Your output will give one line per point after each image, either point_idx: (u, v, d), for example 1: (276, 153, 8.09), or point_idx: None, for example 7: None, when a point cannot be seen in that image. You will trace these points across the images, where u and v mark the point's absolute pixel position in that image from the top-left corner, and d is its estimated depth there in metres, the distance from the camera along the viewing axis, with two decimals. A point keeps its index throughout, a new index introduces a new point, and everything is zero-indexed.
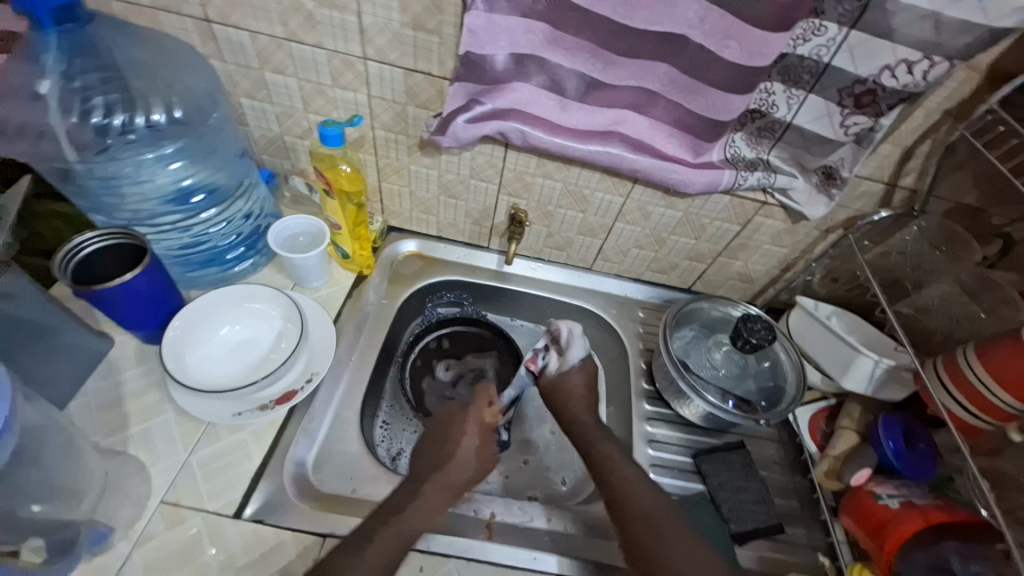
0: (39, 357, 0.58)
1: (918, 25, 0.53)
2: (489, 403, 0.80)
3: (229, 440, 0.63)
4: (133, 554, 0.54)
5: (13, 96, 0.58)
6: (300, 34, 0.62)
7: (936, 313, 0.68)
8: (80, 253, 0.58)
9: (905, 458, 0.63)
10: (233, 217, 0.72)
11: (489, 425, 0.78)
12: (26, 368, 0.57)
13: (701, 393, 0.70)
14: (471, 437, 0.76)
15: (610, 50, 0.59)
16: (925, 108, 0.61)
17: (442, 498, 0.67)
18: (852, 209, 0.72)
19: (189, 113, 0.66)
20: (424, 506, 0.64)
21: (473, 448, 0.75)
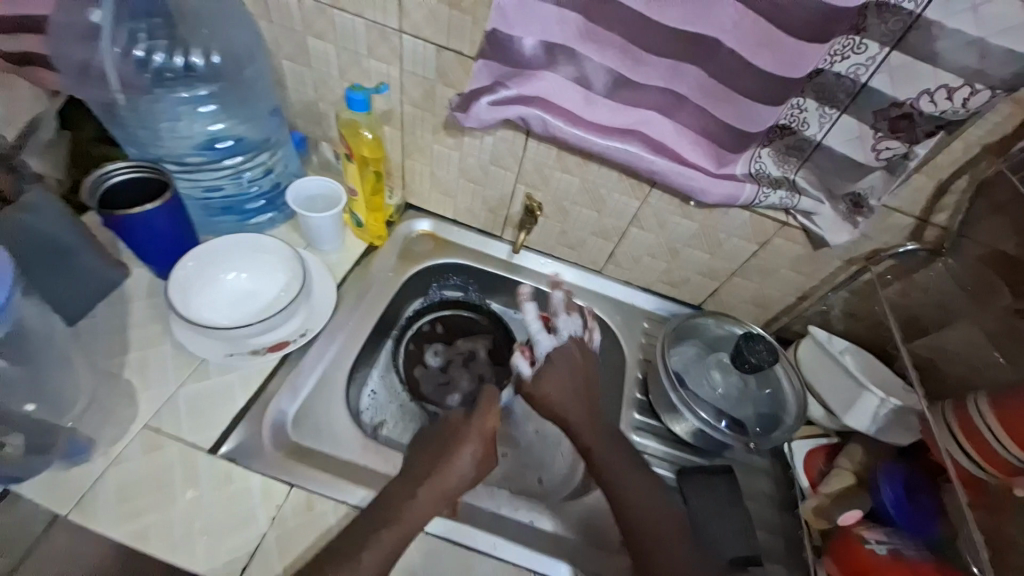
0: (57, 277, 0.61)
1: (963, 52, 0.51)
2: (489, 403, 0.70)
3: (217, 379, 0.65)
4: (108, 473, 0.56)
5: (71, 26, 0.62)
6: (343, 2, 0.64)
7: (954, 358, 0.63)
8: (108, 182, 0.62)
9: (903, 509, 0.59)
10: (255, 170, 0.75)
11: (489, 433, 0.66)
12: (42, 284, 0.60)
13: (692, 408, 0.68)
14: (466, 449, 0.64)
15: (640, 47, 0.59)
16: (965, 140, 0.58)
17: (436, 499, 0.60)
18: (878, 242, 0.69)
19: (225, 62, 0.68)
20: (419, 512, 0.57)
21: (467, 461, 0.63)
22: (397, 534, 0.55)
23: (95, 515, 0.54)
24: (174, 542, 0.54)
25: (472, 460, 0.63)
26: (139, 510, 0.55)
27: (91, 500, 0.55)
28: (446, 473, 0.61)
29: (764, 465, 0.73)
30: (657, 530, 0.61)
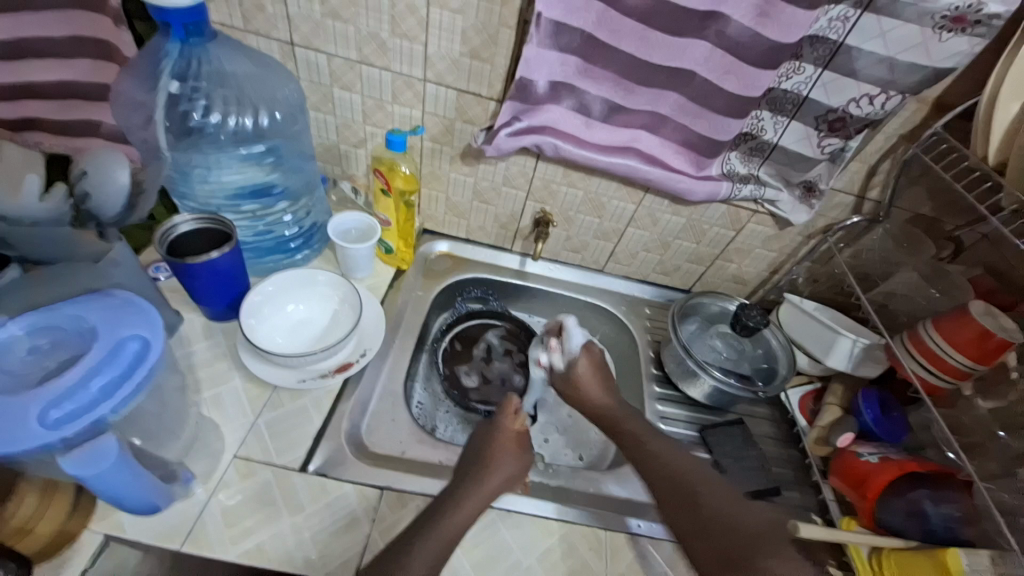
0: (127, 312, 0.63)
1: (877, 67, 0.67)
2: (513, 412, 0.78)
3: (292, 405, 0.70)
4: (212, 500, 0.61)
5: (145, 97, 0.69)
6: (371, 58, 0.73)
7: (901, 298, 0.82)
8: (173, 233, 0.68)
9: (881, 423, 0.76)
10: (298, 212, 0.82)
11: (519, 432, 0.76)
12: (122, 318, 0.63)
13: (709, 369, 0.81)
14: (504, 447, 0.72)
15: (630, 80, 0.71)
16: (885, 133, 0.74)
17: (475, 503, 0.63)
18: (829, 217, 0.85)
19: (281, 119, 0.77)
20: (481, 491, 0.64)
21: (504, 458, 0.70)
22: (478, 497, 0.63)
23: (207, 542, 0.58)
24: (288, 551, 0.59)
25: (508, 452, 0.71)
26: (248, 530, 0.60)
27: (200, 529, 0.59)
28: (491, 464, 0.68)
29: (766, 412, 0.88)
30: (665, 452, 0.69)
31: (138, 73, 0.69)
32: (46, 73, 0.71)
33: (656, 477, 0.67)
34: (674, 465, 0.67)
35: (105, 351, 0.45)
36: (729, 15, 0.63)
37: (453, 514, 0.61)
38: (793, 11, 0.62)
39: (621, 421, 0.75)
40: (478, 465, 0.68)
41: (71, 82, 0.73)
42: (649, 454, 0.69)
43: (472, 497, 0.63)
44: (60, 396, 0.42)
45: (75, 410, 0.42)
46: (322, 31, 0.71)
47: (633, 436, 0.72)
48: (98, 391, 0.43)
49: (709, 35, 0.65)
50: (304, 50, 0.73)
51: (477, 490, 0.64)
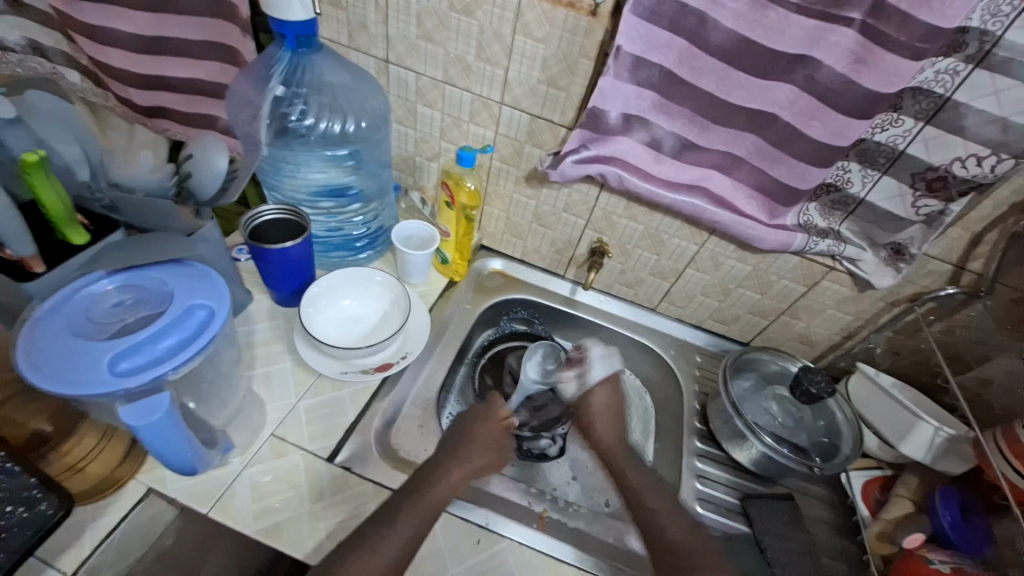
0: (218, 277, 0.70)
1: (988, 127, 0.60)
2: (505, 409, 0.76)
3: (332, 394, 0.73)
4: (245, 471, 0.64)
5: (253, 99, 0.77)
6: (455, 78, 0.78)
7: (1003, 389, 0.72)
8: (256, 221, 0.74)
9: (960, 530, 0.65)
10: (369, 214, 0.88)
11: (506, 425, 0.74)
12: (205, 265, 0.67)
13: (759, 434, 0.75)
14: (483, 440, 0.70)
15: (707, 118, 0.69)
16: (993, 200, 0.67)
17: (459, 479, 0.64)
18: (918, 285, 0.77)
19: (365, 128, 0.83)
20: (448, 484, 0.63)
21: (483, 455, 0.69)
22: (450, 477, 0.64)
23: (232, 512, 0.61)
24: (301, 538, 0.60)
25: (492, 440, 0.71)
26: (269, 509, 0.62)
27: (228, 498, 0.62)
28: (467, 456, 0.67)
29: (822, 493, 0.79)
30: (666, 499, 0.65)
31: (253, 74, 0.77)
32: (181, 70, 0.83)
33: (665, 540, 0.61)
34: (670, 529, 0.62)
35: (175, 315, 0.50)
36: (821, 59, 0.60)
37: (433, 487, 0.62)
38: (895, 59, 0.57)
39: (640, 491, 0.66)
40: (453, 455, 0.66)
41: (198, 80, 0.84)
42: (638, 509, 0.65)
43: (437, 489, 0.62)
44: (130, 350, 0.46)
45: (140, 364, 0.46)
46: (414, 52, 0.76)
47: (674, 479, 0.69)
48: (162, 350, 0.47)
49: (797, 79, 0.62)
50: (396, 67, 0.79)
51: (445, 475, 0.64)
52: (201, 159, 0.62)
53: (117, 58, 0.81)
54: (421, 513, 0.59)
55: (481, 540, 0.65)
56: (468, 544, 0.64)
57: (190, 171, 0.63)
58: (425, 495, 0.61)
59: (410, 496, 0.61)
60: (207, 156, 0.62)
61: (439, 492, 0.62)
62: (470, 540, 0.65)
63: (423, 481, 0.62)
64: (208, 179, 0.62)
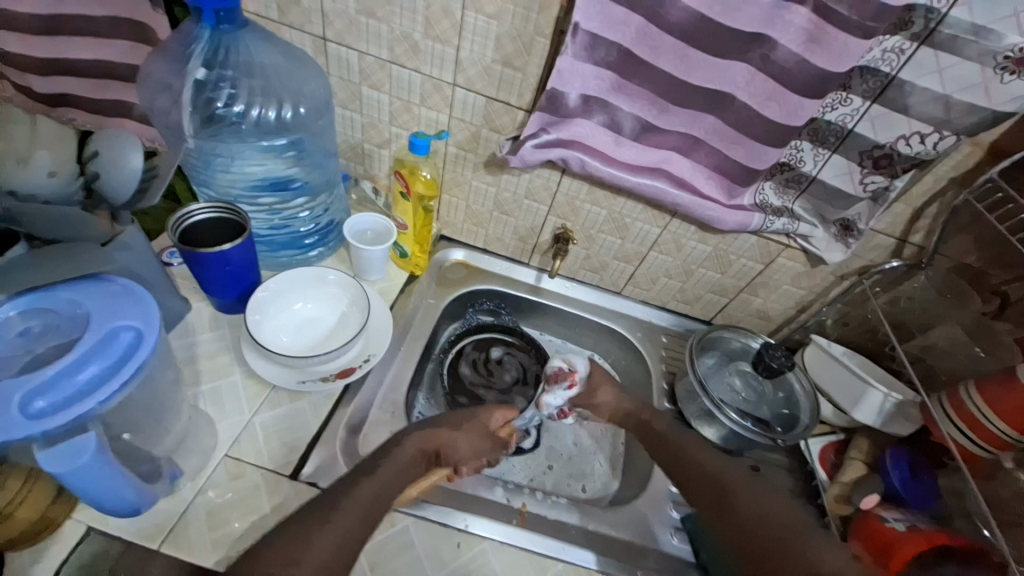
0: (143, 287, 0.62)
1: (932, 105, 0.62)
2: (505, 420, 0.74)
3: (291, 405, 0.68)
4: (198, 498, 0.59)
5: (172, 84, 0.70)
6: (403, 58, 0.72)
7: (943, 354, 0.76)
8: (187, 222, 0.67)
9: (910, 488, 0.71)
10: (316, 208, 0.81)
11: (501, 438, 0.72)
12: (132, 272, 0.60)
13: (723, 410, 0.77)
14: (472, 427, 0.70)
15: (667, 99, 0.68)
16: (934, 174, 0.70)
17: (411, 465, 0.62)
18: (866, 258, 0.81)
19: (305, 114, 0.75)
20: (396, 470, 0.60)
21: (468, 442, 0.68)
22: (417, 446, 0.64)
23: (188, 544, 0.56)
24: None
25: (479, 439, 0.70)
26: (229, 535, 0.57)
27: (183, 529, 0.57)
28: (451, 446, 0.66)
29: (782, 460, 0.83)
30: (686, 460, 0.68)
31: (169, 55, 0.69)
32: (86, 52, 0.72)
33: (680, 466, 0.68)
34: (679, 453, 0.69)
35: (97, 340, 0.44)
36: (776, 38, 0.60)
37: (399, 453, 0.62)
38: (846, 39, 0.58)
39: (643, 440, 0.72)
40: (417, 439, 0.64)
41: (106, 62, 0.73)
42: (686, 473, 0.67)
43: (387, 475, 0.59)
44: (45, 387, 0.41)
45: (59, 401, 0.41)
46: (354, 29, 0.70)
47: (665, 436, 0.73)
48: (84, 382, 0.42)
49: (753, 58, 0.62)
50: (336, 46, 0.73)
51: (411, 445, 0.63)
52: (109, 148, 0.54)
53: (14, 44, 0.70)
54: (376, 489, 0.56)
55: (461, 542, 0.63)
56: (447, 547, 0.63)
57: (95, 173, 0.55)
58: None
59: (364, 476, 0.57)
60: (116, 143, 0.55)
61: (405, 460, 0.61)
62: (450, 544, 0.63)
63: (391, 449, 0.62)
64: (122, 175, 0.54)
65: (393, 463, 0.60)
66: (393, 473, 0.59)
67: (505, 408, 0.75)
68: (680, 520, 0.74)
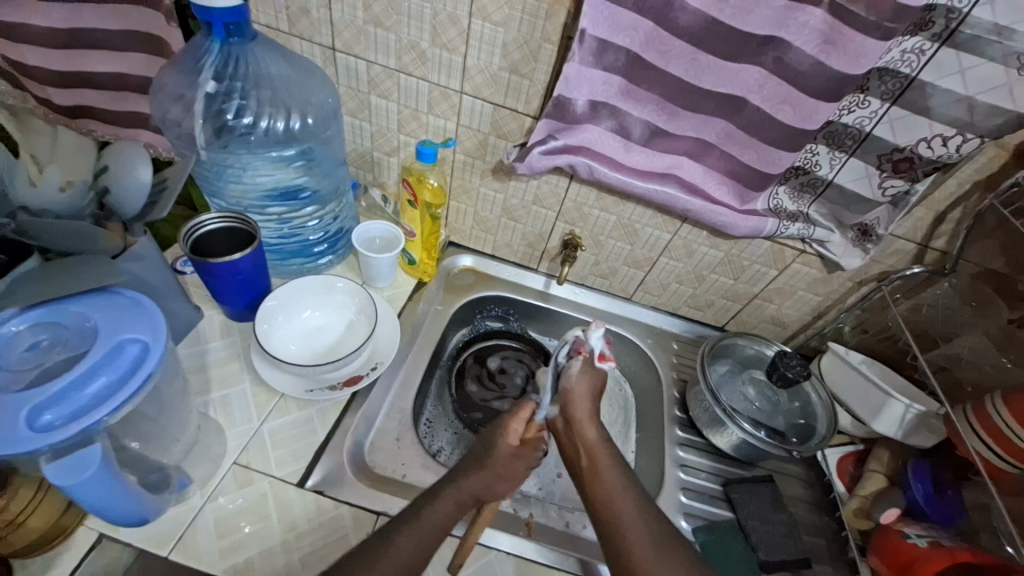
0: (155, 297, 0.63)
1: (954, 106, 0.60)
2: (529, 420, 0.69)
3: (299, 413, 0.69)
4: (208, 506, 0.59)
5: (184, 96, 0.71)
6: (410, 67, 0.72)
7: (966, 364, 0.73)
8: (199, 230, 0.67)
9: (933, 503, 0.69)
10: (325, 216, 0.81)
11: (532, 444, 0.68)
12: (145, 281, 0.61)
13: (735, 420, 0.75)
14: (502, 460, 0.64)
15: (676, 104, 0.67)
16: (958, 177, 0.68)
17: (451, 513, 0.57)
18: (886, 264, 0.78)
19: (313, 124, 0.76)
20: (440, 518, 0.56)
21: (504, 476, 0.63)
22: (454, 497, 0.58)
23: (196, 552, 0.56)
24: (274, 571, 0.56)
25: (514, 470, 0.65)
26: (236, 544, 0.57)
27: (191, 537, 0.57)
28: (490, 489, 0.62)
29: (798, 472, 0.81)
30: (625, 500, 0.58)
31: (181, 67, 0.70)
32: (103, 64, 0.74)
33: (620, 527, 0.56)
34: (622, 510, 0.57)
35: (103, 353, 0.44)
36: (790, 41, 0.58)
37: (434, 507, 0.57)
38: (864, 40, 0.56)
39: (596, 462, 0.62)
40: (455, 485, 0.60)
41: (122, 74, 0.75)
42: (626, 531, 0.55)
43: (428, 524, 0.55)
44: (54, 400, 0.41)
45: (67, 415, 0.41)
46: (362, 38, 0.70)
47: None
48: (91, 395, 0.42)
49: (766, 61, 0.60)
50: (344, 56, 0.73)
51: (451, 496, 0.59)
52: (116, 162, 0.57)
53: (32, 56, 0.73)
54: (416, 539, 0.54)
55: (467, 554, 0.63)
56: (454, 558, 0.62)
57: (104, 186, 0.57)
58: (416, 511, 0.57)
59: (400, 523, 0.55)
60: (123, 158, 0.57)
61: (444, 514, 0.57)
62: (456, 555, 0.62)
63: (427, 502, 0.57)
64: (126, 185, 0.57)
65: (434, 514, 0.56)
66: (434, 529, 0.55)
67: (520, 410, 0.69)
68: (690, 532, 0.72)
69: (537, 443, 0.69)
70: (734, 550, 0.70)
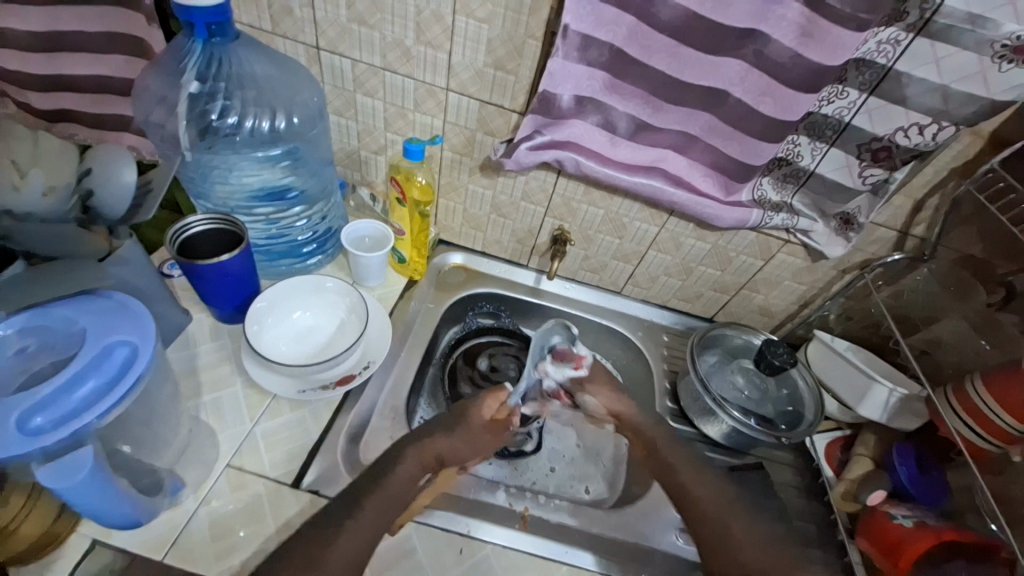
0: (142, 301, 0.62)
1: (929, 95, 0.61)
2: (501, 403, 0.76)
3: (291, 414, 0.69)
4: (202, 509, 0.59)
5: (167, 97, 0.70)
6: (395, 64, 0.72)
7: (947, 347, 0.75)
8: (186, 233, 0.67)
9: (918, 483, 0.70)
10: (313, 216, 0.81)
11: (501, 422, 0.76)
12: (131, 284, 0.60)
13: (726, 409, 0.76)
14: (472, 431, 0.72)
15: (660, 98, 0.67)
16: (935, 165, 0.70)
17: (410, 472, 0.64)
18: (868, 252, 0.80)
19: (299, 123, 0.76)
20: (401, 480, 0.62)
21: (468, 444, 0.71)
22: (419, 458, 0.65)
23: (192, 556, 0.56)
24: None
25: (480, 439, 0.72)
26: (232, 545, 0.57)
27: (186, 541, 0.57)
28: (453, 454, 0.69)
29: (789, 458, 0.82)
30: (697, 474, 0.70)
31: (162, 68, 0.69)
32: (84, 67, 0.73)
33: (696, 505, 0.68)
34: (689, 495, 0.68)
35: (92, 357, 0.44)
36: (769, 34, 0.59)
37: (397, 468, 0.63)
38: (840, 32, 0.57)
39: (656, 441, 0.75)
40: (418, 447, 0.66)
41: (104, 77, 0.74)
42: (695, 494, 0.68)
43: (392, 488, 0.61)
44: (42, 403, 0.41)
45: (57, 419, 0.41)
46: (347, 36, 0.70)
47: (664, 451, 0.74)
48: (81, 399, 0.42)
49: (746, 54, 0.61)
50: (329, 55, 0.73)
51: (413, 456, 0.65)
52: (102, 166, 0.57)
53: (11, 60, 0.72)
54: (382, 503, 0.59)
55: (464, 549, 0.63)
56: (450, 553, 0.62)
57: (85, 189, 0.57)
58: None
59: (368, 489, 0.60)
60: (108, 162, 0.57)
61: (407, 474, 0.63)
62: (452, 550, 0.63)
63: (393, 464, 0.63)
64: (114, 193, 0.57)
65: None
66: (399, 491, 0.61)
67: (497, 392, 0.77)
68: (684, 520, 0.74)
69: (506, 424, 0.77)
70: None
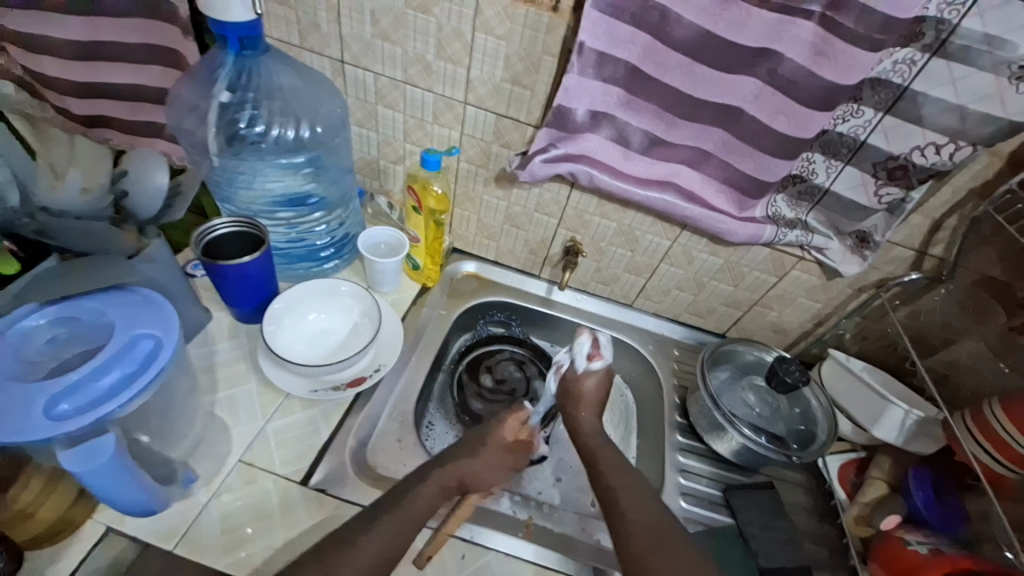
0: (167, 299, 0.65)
1: (945, 115, 0.61)
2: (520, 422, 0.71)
3: (303, 414, 0.70)
4: (212, 502, 0.61)
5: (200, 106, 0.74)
6: (416, 78, 0.75)
7: (965, 370, 0.74)
8: (210, 236, 0.70)
9: (934, 510, 0.69)
10: (332, 222, 0.84)
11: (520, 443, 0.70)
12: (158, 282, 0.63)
13: (736, 425, 0.75)
14: (493, 451, 0.67)
15: (674, 114, 0.68)
16: (953, 185, 0.69)
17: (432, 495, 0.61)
18: (884, 271, 0.79)
19: (321, 133, 0.79)
20: (426, 502, 0.60)
21: (490, 467, 0.67)
22: (441, 481, 0.62)
23: (201, 547, 0.57)
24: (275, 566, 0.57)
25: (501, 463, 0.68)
26: (240, 540, 0.59)
27: (196, 532, 0.58)
28: (474, 479, 0.65)
29: (800, 479, 0.81)
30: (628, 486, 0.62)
31: (196, 78, 0.73)
32: (121, 75, 0.77)
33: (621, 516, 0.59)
34: (644, 503, 0.60)
35: (117, 347, 0.46)
36: (783, 53, 0.60)
37: (421, 487, 0.61)
38: (855, 51, 0.58)
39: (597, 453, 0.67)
40: (444, 469, 0.63)
41: (140, 85, 0.79)
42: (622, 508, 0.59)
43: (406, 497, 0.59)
44: (69, 390, 0.43)
45: (81, 405, 0.43)
46: (371, 51, 0.73)
47: None
48: (104, 387, 0.44)
49: (760, 72, 0.62)
50: (353, 68, 0.76)
51: (437, 480, 0.62)
52: (139, 166, 0.60)
53: None
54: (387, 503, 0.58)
55: (466, 554, 0.63)
56: (452, 559, 0.63)
57: (122, 188, 0.60)
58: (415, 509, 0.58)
59: (388, 504, 0.59)
60: (145, 163, 0.61)
61: (429, 496, 0.61)
62: (454, 555, 0.63)
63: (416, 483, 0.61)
64: (148, 189, 0.60)
65: None
66: (405, 498, 0.59)
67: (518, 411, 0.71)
68: None
69: (527, 445, 0.72)
70: (732, 558, 0.70)
